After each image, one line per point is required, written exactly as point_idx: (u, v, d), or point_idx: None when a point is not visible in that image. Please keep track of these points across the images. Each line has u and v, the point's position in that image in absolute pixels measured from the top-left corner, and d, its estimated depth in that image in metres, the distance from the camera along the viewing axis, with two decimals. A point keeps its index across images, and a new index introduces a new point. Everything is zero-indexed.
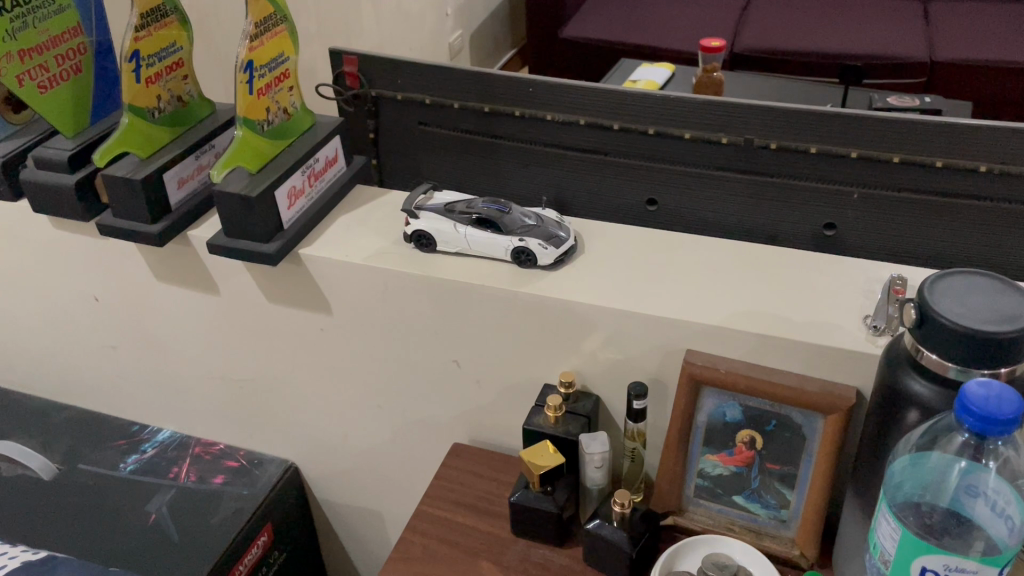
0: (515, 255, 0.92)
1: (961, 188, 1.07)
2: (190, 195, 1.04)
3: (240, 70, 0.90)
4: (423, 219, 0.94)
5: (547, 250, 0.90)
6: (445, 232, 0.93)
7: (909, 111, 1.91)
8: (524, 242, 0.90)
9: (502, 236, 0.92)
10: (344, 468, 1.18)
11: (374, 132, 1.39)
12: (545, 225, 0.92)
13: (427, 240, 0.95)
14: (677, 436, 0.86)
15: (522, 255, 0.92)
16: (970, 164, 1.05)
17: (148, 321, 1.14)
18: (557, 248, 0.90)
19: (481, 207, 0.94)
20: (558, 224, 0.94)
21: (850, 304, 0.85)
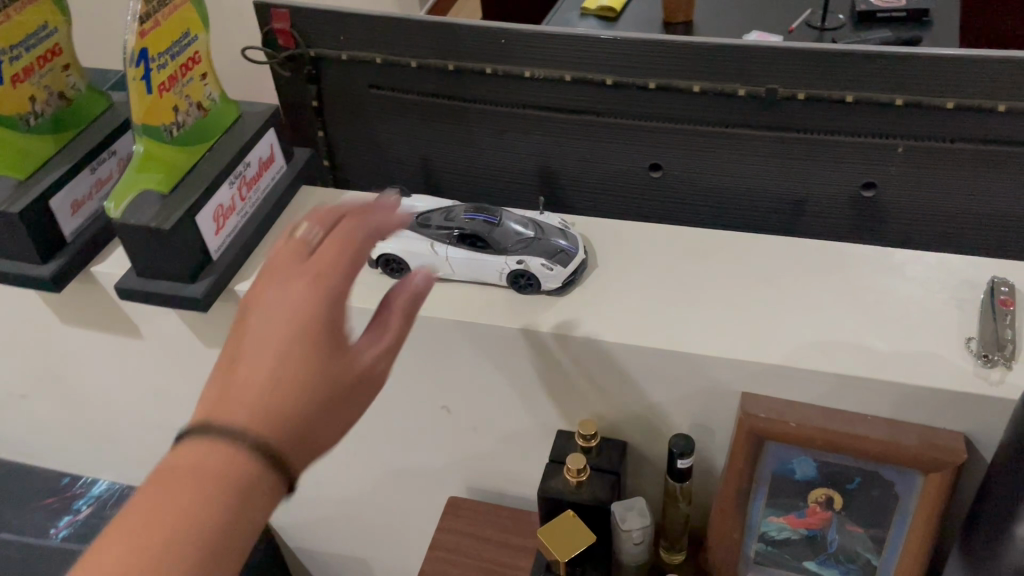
0: (512, 279, 0.72)
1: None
2: (88, 220, 0.82)
3: (130, 66, 0.67)
4: (390, 239, 0.74)
5: (553, 271, 0.70)
6: (423, 257, 0.73)
7: (905, 18, 1.61)
8: (523, 264, 0.70)
9: (492, 256, 0.72)
10: (316, 516, 1.00)
11: (317, 99, 1.11)
12: (545, 237, 0.72)
13: (400, 266, 0.75)
14: (733, 498, 0.69)
15: (519, 279, 0.72)
16: None
17: (64, 368, 0.93)
18: (565, 268, 0.71)
19: (462, 218, 0.73)
20: (562, 234, 0.74)
21: (943, 323, 0.67)
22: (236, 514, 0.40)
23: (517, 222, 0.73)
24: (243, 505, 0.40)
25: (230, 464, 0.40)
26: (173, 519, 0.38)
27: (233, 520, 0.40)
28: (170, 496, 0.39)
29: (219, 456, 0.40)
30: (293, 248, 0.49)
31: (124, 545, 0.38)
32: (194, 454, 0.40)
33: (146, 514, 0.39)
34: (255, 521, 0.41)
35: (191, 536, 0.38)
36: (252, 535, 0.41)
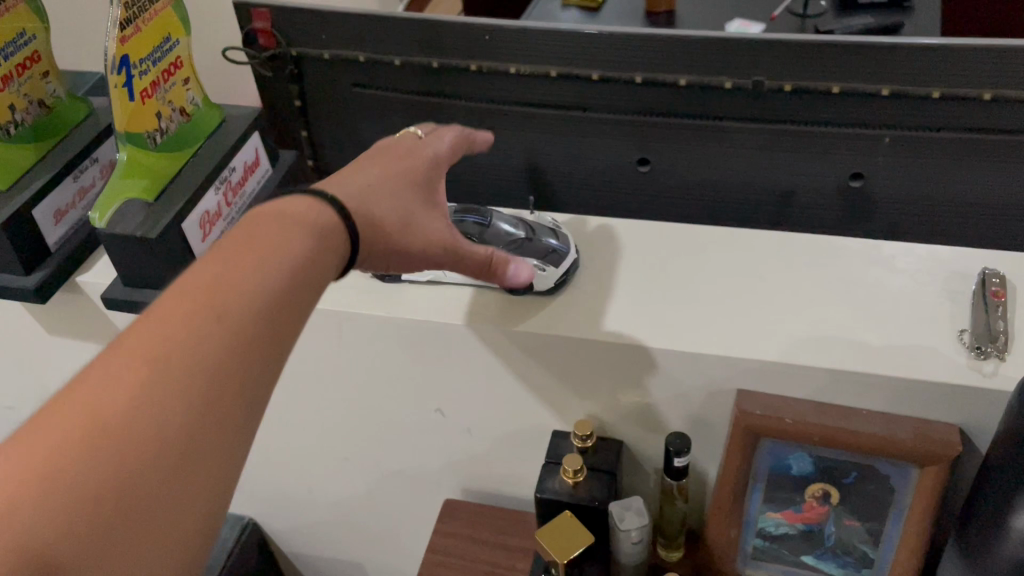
0: None
1: (1012, 121, 0.84)
2: (72, 229, 0.81)
3: (112, 73, 0.66)
4: None
5: (546, 272, 0.70)
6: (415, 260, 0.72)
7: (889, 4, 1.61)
8: None
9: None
10: (311, 521, 0.99)
11: (300, 98, 1.10)
12: (537, 238, 0.72)
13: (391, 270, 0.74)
14: (730, 494, 0.69)
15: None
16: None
17: (52, 378, 0.92)
18: (556, 268, 0.71)
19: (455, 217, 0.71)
20: (554, 234, 0.73)
21: (936, 315, 0.67)
22: (299, 273, 0.45)
23: (508, 221, 0.72)
24: (318, 253, 0.47)
25: (309, 212, 0.48)
26: (243, 277, 0.43)
27: (295, 278, 0.45)
28: (241, 259, 0.44)
29: (290, 237, 0.46)
30: (417, 152, 0.59)
31: (201, 272, 0.43)
32: (268, 231, 0.46)
33: (219, 267, 0.43)
34: (302, 307, 0.46)
35: (254, 295, 0.43)
36: (297, 320, 0.46)
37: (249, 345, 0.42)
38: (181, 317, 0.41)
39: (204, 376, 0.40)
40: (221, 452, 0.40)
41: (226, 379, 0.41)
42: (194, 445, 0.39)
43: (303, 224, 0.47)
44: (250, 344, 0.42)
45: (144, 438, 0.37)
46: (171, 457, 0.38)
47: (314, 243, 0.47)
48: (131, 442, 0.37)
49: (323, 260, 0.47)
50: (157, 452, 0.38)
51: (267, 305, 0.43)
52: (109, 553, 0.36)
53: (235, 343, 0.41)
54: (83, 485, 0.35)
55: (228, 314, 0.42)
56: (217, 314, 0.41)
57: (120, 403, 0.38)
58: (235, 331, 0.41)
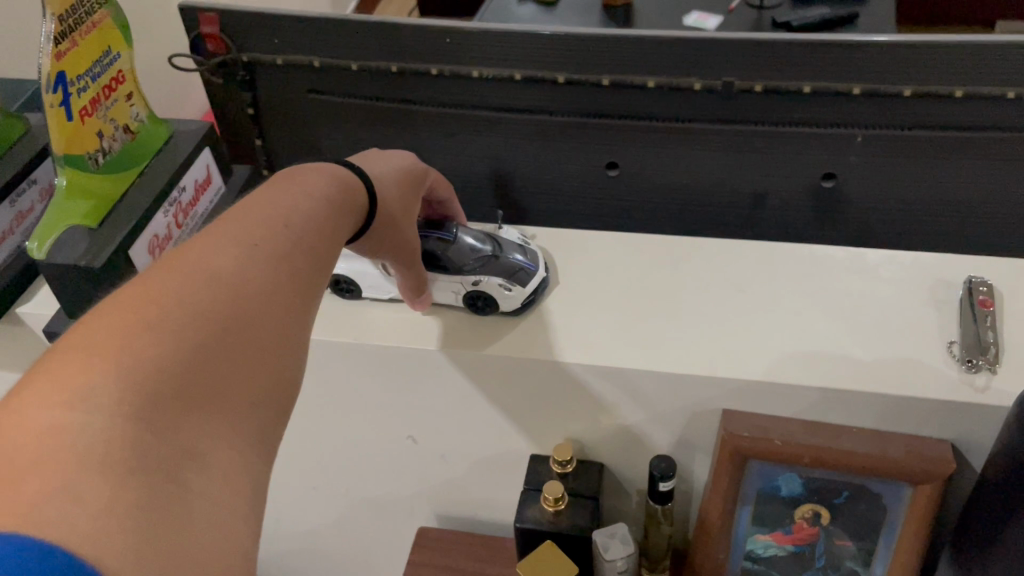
0: (467, 300, 0.68)
1: (987, 117, 0.83)
2: (10, 258, 0.75)
3: (47, 92, 0.61)
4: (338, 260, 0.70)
5: (512, 292, 0.67)
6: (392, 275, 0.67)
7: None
8: (479, 284, 0.66)
9: (447, 274, 0.67)
10: (277, 552, 0.95)
11: (253, 107, 1.05)
12: (504, 254, 0.68)
13: (349, 286, 0.70)
14: (718, 519, 0.66)
15: (476, 301, 0.68)
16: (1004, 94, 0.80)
17: None
18: (524, 287, 0.67)
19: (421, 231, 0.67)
20: (522, 249, 0.70)
21: (923, 327, 0.65)
22: (336, 204, 0.49)
23: (474, 237, 0.68)
24: (349, 195, 0.51)
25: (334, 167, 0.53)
26: (294, 203, 0.46)
27: (336, 207, 0.49)
28: (288, 193, 0.47)
29: (324, 185, 0.50)
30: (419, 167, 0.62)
31: (262, 195, 0.46)
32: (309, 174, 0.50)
33: (272, 196, 0.46)
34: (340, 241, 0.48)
35: (306, 214, 0.46)
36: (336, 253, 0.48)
37: (308, 248, 0.44)
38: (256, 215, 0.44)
39: (279, 262, 0.42)
40: (299, 333, 0.41)
41: (297, 267, 0.43)
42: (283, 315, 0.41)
43: (335, 178, 0.51)
44: (313, 247, 0.45)
45: (247, 298, 0.39)
46: (268, 317, 0.40)
47: (342, 190, 0.50)
48: (237, 299, 0.38)
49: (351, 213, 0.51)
50: (254, 311, 0.39)
51: (322, 220, 0.47)
52: (233, 388, 0.37)
53: (304, 245, 0.44)
54: (200, 322, 0.36)
55: (286, 221, 0.44)
56: (278, 223, 0.44)
57: (216, 271, 0.39)
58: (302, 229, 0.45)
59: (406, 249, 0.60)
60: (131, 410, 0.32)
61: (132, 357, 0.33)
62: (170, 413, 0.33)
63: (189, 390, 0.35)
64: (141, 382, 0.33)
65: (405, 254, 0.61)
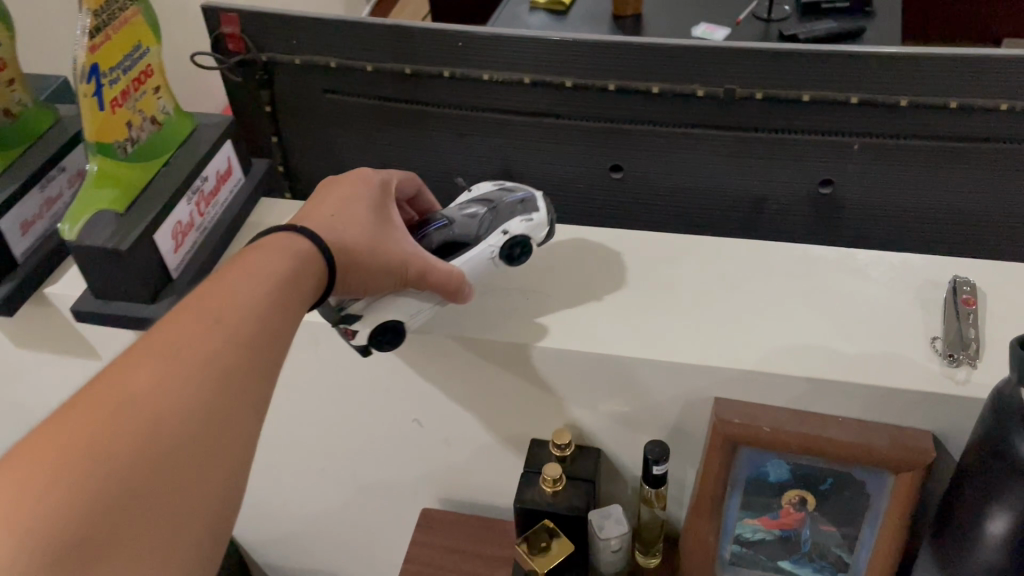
0: (507, 256, 0.69)
1: (980, 128, 0.86)
2: (40, 240, 0.79)
3: (81, 81, 0.64)
4: (372, 317, 0.64)
5: (534, 219, 0.68)
6: (417, 300, 0.65)
7: (850, 15, 1.62)
8: (507, 231, 0.68)
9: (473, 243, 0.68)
10: (283, 534, 0.98)
11: (270, 105, 1.08)
12: (498, 204, 0.71)
13: (392, 336, 0.66)
14: (707, 503, 0.69)
15: (512, 250, 0.69)
16: (994, 104, 0.84)
17: (17, 391, 0.90)
18: (540, 215, 0.69)
19: (418, 236, 0.70)
20: (510, 192, 0.72)
21: (908, 323, 0.68)
22: (282, 292, 0.52)
23: (467, 213, 0.70)
24: (297, 276, 0.54)
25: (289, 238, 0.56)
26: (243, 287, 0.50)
27: (282, 295, 0.52)
28: (242, 275, 0.51)
29: (280, 259, 0.54)
30: (377, 204, 0.64)
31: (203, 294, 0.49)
32: (260, 260, 0.53)
33: (223, 282, 0.51)
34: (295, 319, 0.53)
35: (252, 298, 0.50)
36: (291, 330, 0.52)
37: (241, 351, 0.47)
38: (192, 324, 0.47)
39: (219, 354, 0.46)
40: (234, 429, 0.45)
41: (226, 376, 0.46)
42: (208, 430, 0.44)
43: (288, 249, 0.55)
44: (247, 347, 0.48)
45: (166, 421, 0.42)
46: (190, 436, 0.43)
47: (289, 273, 0.53)
48: (155, 425, 0.42)
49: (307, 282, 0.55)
50: (186, 404, 0.44)
51: (262, 316, 0.50)
52: (149, 515, 0.40)
53: (236, 349, 0.47)
54: (111, 460, 0.40)
55: (216, 328, 0.47)
56: (208, 331, 0.47)
57: (133, 399, 0.42)
58: (236, 331, 0.48)
59: (399, 261, 0.61)
60: (32, 564, 0.36)
61: (37, 510, 0.37)
62: (76, 555, 0.37)
63: (98, 530, 0.38)
64: (44, 531, 0.37)
65: (401, 267, 0.62)
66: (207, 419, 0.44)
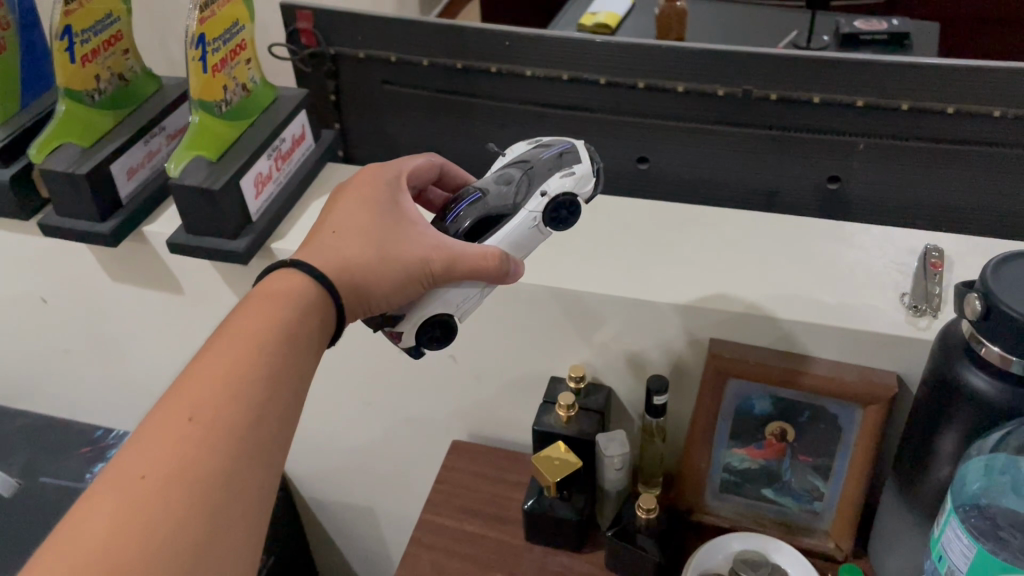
0: (552, 222, 0.66)
1: (974, 133, 0.95)
2: (141, 185, 0.93)
3: (191, 47, 0.78)
4: (415, 314, 0.66)
5: (576, 175, 0.65)
6: (460, 290, 0.65)
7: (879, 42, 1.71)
8: (547, 192, 0.64)
9: (513, 216, 0.66)
10: (329, 467, 1.10)
11: (335, 93, 1.21)
12: (537, 166, 0.67)
13: (441, 333, 0.67)
14: (700, 432, 0.80)
15: (556, 214, 0.65)
16: (983, 109, 0.92)
17: (109, 321, 1.04)
18: (579, 170, 0.65)
19: (455, 217, 0.68)
20: (547, 151, 0.69)
21: (883, 281, 0.78)
22: (254, 368, 0.55)
23: (504, 183, 0.68)
24: (275, 342, 0.57)
25: (284, 283, 0.61)
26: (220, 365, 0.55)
27: (254, 373, 0.55)
28: (223, 349, 0.56)
29: (267, 312, 0.58)
30: (386, 210, 0.67)
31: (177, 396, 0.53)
32: (236, 332, 0.57)
33: (211, 359, 0.55)
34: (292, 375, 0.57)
35: (234, 376, 0.54)
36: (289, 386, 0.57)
37: (211, 440, 0.51)
38: (160, 433, 0.51)
39: (186, 455, 0.50)
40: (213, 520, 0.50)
41: (194, 474, 0.50)
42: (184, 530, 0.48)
43: (280, 293, 0.60)
44: (214, 436, 0.52)
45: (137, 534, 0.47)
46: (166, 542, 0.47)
47: (276, 328, 0.57)
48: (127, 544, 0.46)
49: (306, 323, 0.60)
50: (166, 500, 0.48)
51: (228, 401, 0.53)
52: None
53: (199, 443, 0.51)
54: None
55: (183, 432, 0.51)
56: (178, 435, 0.51)
57: (104, 528, 0.47)
58: (200, 427, 0.52)
59: (418, 263, 0.63)
60: None
61: None
62: None
63: None
64: None
65: (419, 269, 0.63)
66: (198, 508, 0.49)
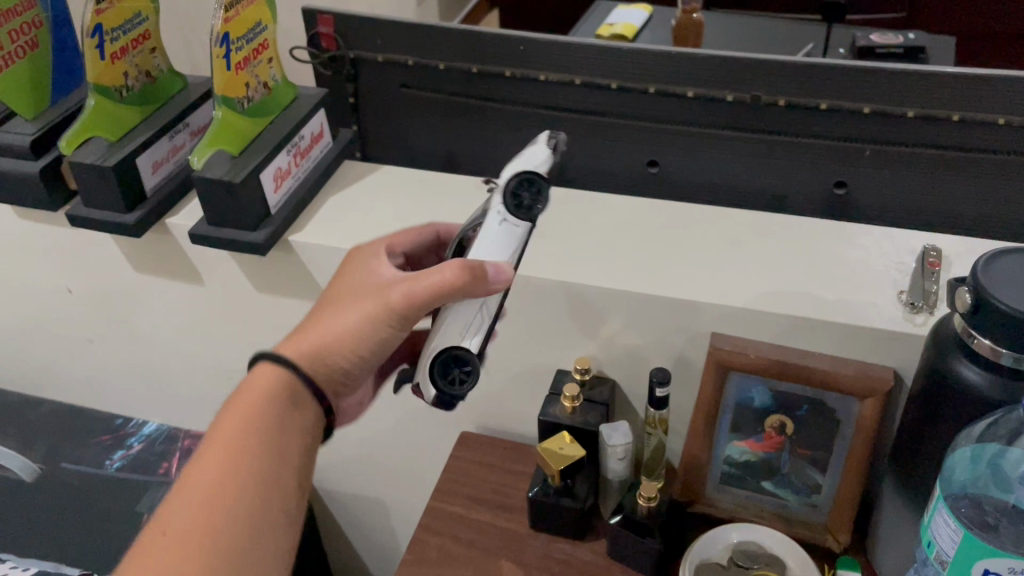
0: (516, 205, 0.64)
1: (982, 141, 0.94)
2: (165, 179, 0.96)
3: (215, 45, 0.81)
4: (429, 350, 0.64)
5: (526, 157, 0.65)
6: (462, 313, 0.63)
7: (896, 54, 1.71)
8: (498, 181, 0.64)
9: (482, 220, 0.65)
10: (341, 458, 1.13)
11: (354, 96, 1.24)
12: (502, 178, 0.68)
13: (466, 373, 0.64)
14: (701, 424, 0.83)
15: (517, 196, 0.64)
16: (987, 117, 0.92)
17: (132, 311, 1.08)
18: (531, 154, 0.65)
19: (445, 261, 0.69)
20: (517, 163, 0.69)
21: (882, 280, 0.80)
22: (239, 468, 0.57)
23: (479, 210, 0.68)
24: (254, 437, 0.59)
25: (254, 373, 0.62)
26: (211, 471, 0.56)
27: (241, 471, 0.57)
28: (211, 452, 0.57)
29: (242, 408, 0.60)
30: (358, 276, 0.67)
31: (175, 505, 0.55)
32: (217, 435, 0.58)
33: (198, 466, 0.57)
34: (282, 459, 0.59)
35: (224, 480, 0.56)
36: (283, 469, 0.59)
37: (206, 546, 0.54)
38: (158, 546, 0.53)
39: (189, 562, 0.53)
40: None
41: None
42: None
43: (251, 396, 0.60)
44: (209, 541, 0.54)
45: None
46: None
47: (251, 425, 0.59)
48: None
49: (287, 417, 0.61)
50: None
51: (219, 504, 0.55)
52: None
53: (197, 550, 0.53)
54: None
55: (181, 542, 0.53)
56: (174, 548, 0.53)
57: None
58: (198, 533, 0.54)
59: (384, 308, 0.62)
60: None
61: None
62: None
63: None
64: None
65: (382, 320, 0.62)
66: None
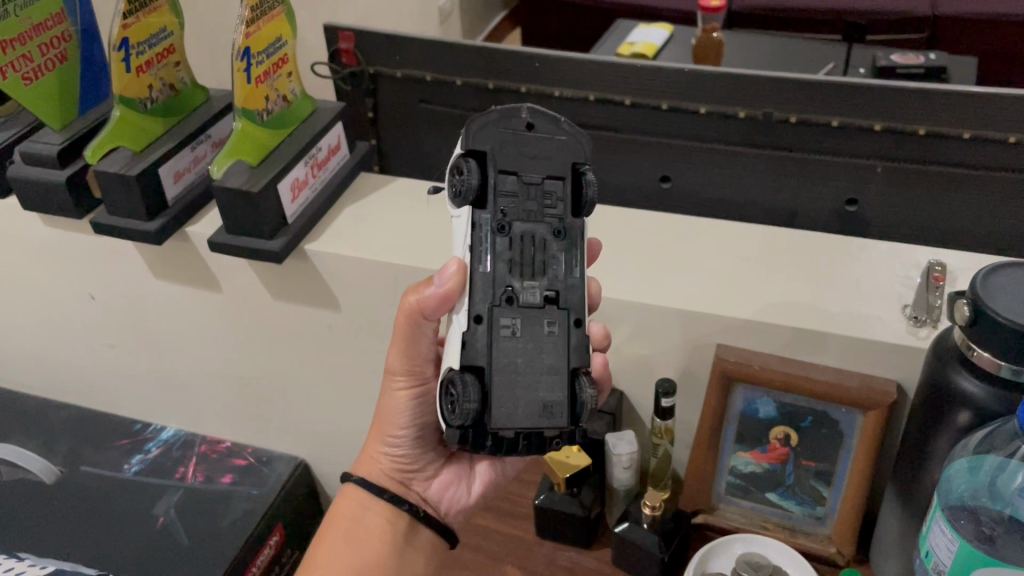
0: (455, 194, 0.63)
1: (992, 159, 0.94)
2: (186, 188, 0.99)
3: (236, 59, 0.83)
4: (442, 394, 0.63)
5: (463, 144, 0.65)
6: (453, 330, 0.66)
7: (916, 72, 1.69)
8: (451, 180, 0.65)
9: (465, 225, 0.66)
10: None
11: (373, 111, 1.27)
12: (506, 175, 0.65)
13: (452, 398, 0.60)
14: (707, 434, 0.83)
15: (453, 188, 0.63)
16: (995, 135, 0.92)
17: (153, 317, 1.10)
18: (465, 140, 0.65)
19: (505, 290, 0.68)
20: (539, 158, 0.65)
21: (887, 294, 0.81)
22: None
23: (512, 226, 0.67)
24: (331, 556, 0.75)
25: (337, 504, 0.80)
26: None
27: None
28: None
29: (325, 539, 0.77)
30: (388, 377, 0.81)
31: None
32: (313, 562, 0.76)
33: None
34: (355, 558, 0.75)
35: None
36: (356, 567, 0.75)
37: None
38: None
39: None
40: None
41: None
42: None
43: (332, 520, 0.78)
44: None
45: None
46: None
47: (330, 548, 0.76)
48: None
49: (359, 524, 0.78)
50: None
51: None
52: None
53: None
54: None
55: None
56: None
57: None
58: None
59: (391, 376, 0.77)
60: None
61: None
62: None
63: None
64: None
65: (394, 386, 0.77)
66: None
